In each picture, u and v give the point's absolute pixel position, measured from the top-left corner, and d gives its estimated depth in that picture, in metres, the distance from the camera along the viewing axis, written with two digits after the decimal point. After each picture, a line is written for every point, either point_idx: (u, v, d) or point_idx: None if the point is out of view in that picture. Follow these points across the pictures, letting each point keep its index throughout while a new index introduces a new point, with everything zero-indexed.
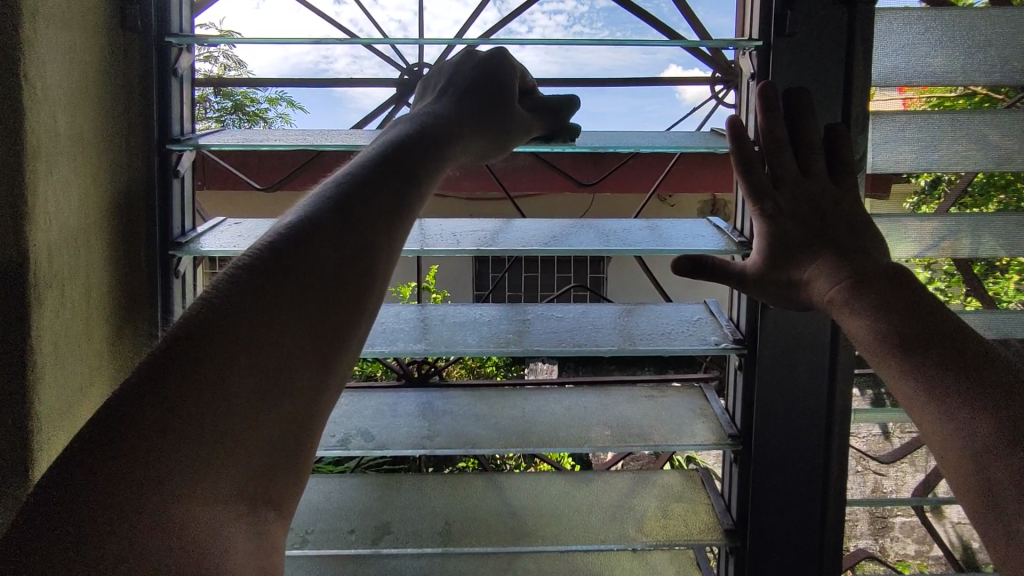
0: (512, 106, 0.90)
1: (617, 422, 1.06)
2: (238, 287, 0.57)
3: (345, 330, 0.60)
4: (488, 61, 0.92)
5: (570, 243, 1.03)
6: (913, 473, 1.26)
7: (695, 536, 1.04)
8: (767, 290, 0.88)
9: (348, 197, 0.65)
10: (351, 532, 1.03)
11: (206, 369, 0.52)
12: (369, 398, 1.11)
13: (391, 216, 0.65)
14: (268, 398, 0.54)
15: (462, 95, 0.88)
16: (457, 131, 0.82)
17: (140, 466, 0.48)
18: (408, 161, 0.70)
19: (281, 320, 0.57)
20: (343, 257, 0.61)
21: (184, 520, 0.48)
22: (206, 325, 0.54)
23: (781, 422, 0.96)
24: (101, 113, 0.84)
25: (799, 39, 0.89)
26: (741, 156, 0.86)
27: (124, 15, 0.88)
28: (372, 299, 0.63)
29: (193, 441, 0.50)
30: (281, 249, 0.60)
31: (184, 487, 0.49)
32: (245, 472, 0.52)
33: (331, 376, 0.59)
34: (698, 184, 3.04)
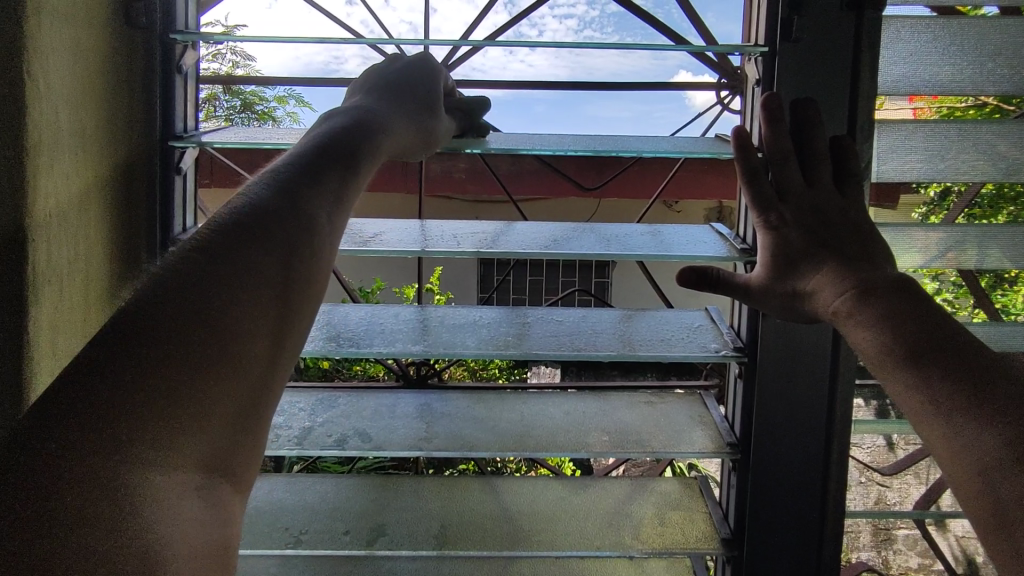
0: (438, 105, 0.94)
1: (615, 428, 1.05)
2: (192, 269, 0.60)
3: (295, 309, 0.65)
4: (413, 63, 0.97)
5: (571, 247, 1.02)
6: (917, 486, 1.25)
7: (692, 544, 1.03)
8: (773, 303, 0.86)
9: (286, 188, 0.69)
10: (346, 534, 1.02)
11: (162, 343, 0.55)
12: (368, 399, 1.11)
13: (332, 205, 0.71)
14: (221, 369, 0.57)
15: (390, 94, 0.92)
16: (391, 125, 0.85)
17: (96, 435, 0.50)
18: (344, 154, 0.75)
19: (231, 297, 0.60)
20: (287, 239, 0.66)
21: (141, 487, 0.50)
22: (160, 305, 0.57)
23: (781, 431, 0.95)
24: (103, 109, 0.85)
25: (805, 45, 0.89)
26: (746, 166, 0.86)
27: (130, 11, 0.88)
28: (319, 281, 0.68)
29: (149, 410, 0.52)
30: (229, 236, 0.64)
31: (139, 455, 0.51)
32: (201, 443, 0.55)
33: (281, 352, 0.63)
34: (704, 189, 3.03)
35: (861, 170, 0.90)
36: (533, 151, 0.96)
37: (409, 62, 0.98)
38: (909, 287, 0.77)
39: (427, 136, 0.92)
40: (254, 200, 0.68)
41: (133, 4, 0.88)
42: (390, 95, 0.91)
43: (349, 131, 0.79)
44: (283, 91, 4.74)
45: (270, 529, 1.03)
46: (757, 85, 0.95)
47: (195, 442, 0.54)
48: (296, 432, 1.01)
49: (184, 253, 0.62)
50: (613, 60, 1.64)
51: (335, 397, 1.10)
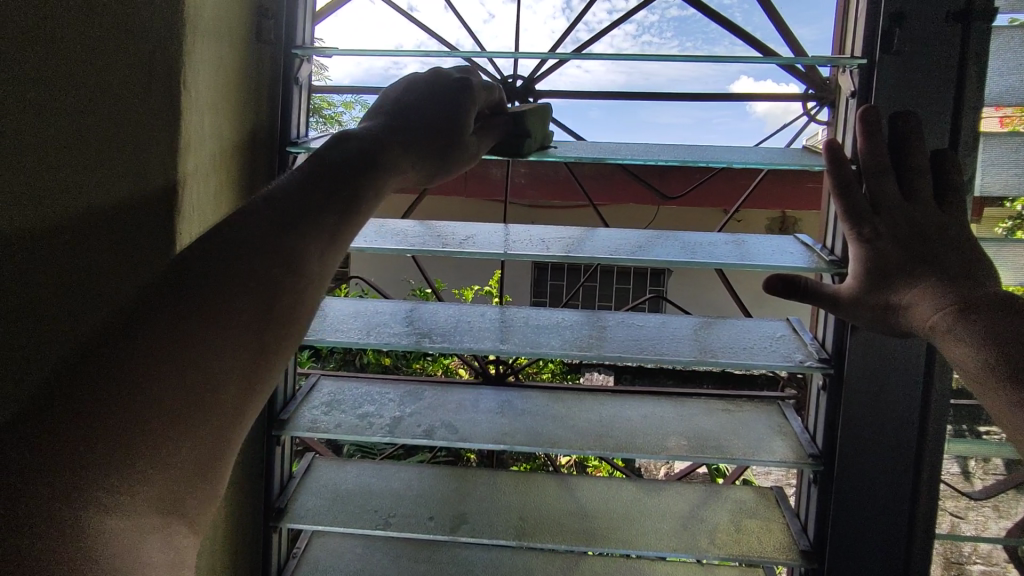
0: (463, 131, 0.83)
1: (693, 434, 1.07)
2: (165, 300, 0.60)
3: (271, 356, 0.65)
4: (437, 82, 0.85)
5: (654, 253, 1.05)
6: (995, 519, 1.15)
7: (770, 553, 1.02)
8: (863, 315, 0.86)
9: (275, 221, 0.67)
10: (431, 519, 1.07)
11: (128, 381, 0.56)
12: (452, 393, 1.16)
13: (326, 243, 0.69)
14: (186, 416, 0.59)
15: (407, 114, 0.81)
16: (388, 159, 0.75)
17: (56, 471, 0.52)
18: (339, 187, 0.70)
19: (204, 339, 0.60)
20: (272, 280, 0.65)
21: (93, 528, 0.53)
22: (132, 330, 0.58)
23: (867, 444, 0.95)
24: (234, 118, 0.94)
25: (905, 58, 0.89)
26: (838, 177, 0.85)
27: (260, 31, 0.98)
28: (300, 325, 0.67)
29: (105, 454, 0.54)
30: (208, 266, 0.63)
31: (95, 496, 0.53)
32: (158, 484, 0.57)
33: (253, 393, 0.64)
34: (770, 201, 2.97)
35: (963, 184, 0.89)
36: (622, 160, 1.00)
37: (447, 75, 0.86)
38: (1014, 305, 0.75)
39: (443, 168, 0.82)
40: (241, 226, 0.66)
41: (263, 23, 0.98)
42: (404, 120, 0.80)
43: (354, 159, 0.72)
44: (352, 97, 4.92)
45: (360, 510, 1.09)
46: (851, 96, 0.95)
47: (151, 484, 0.57)
48: (387, 421, 1.07)
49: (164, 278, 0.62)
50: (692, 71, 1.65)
51: (421, 391, 1.17)
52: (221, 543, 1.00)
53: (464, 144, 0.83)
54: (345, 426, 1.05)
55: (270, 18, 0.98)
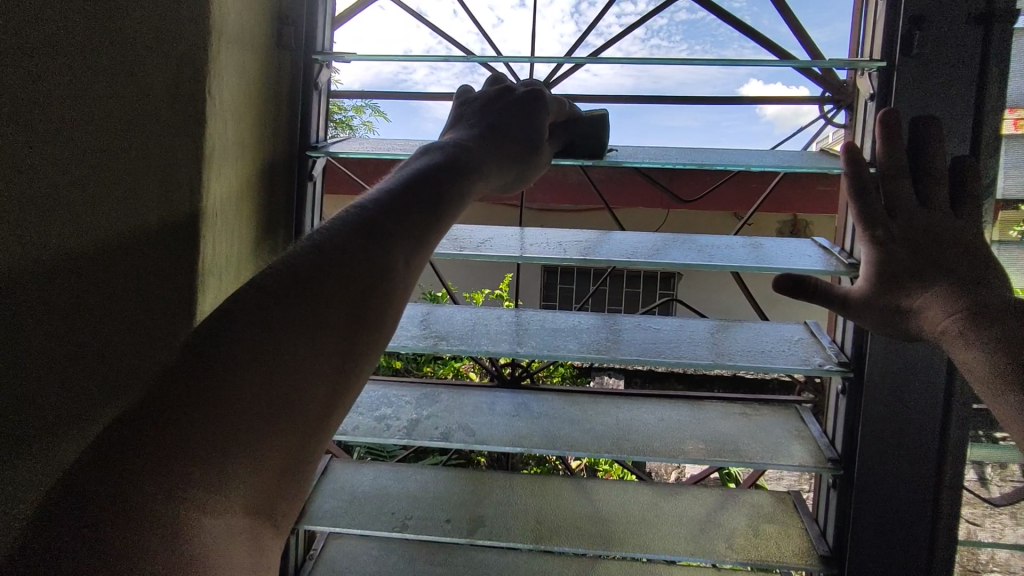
0: (538, 145, 0.90)
1: (711, 438, 1.06)
2: (263, 303, 0.59)
3: (358, 363, 0.61)
4: (524, 100, 0.93)
5: (671, 256, 1.04)
6: (1013, 528, 1.12)
7: (788, 558, 1.02)
8: (870, 317, 0.84)
9: (373, 220, 0.66)
10: (448, 522, 1.08)
11: (223, 381, 0.54)
12: (467, 396, 1.17)
13: (413, 250, 0.67)
14: (276, 421, 0.56)
15: (492, 127, 0.88)
16: (481, 166, 0.80)
17: (153, 472, 0.50)
18: (434, 193, 0.71)
19: (293, 342, 0.58)
20: (362, 285, 0.62)
21: (190, 525, 0.50)
22: (234, 330, 0.57)
23: (887, 449, 0.94)
24: (255, 122, 0.95)
25: (925, 60, 0.88)
26: (856, 180, 0.84)
27: (281, 37, 0.99)
28: (387, 331, 0.64)
29: (206, 451, 0.52)
30: (308, 271, 0.62)
31: (189, 493, 0.50)
32: (249, 488, 0.54)
33: (340, 401, 0.60)
34: (783, 203, 2.96)
35: (983, 188, 0.89)
36: (638, 163, 1.00)
37: (519, 94, 0.94)
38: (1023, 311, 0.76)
39: (522, 174, 0.89)
40: (337, 232, 0.65)
41: (284, 30, 0.99)
42: (492, 133, 0.87)
43: (440, 169, 0.74)
44: (361, 101, 4.93)
45: (376, 513, 1.10)
46: (870, 99, 0.95)
47: (242, 486, 0.54)
48: (404, 423, 1.08)
49: (257, 282, 0.61)
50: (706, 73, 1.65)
51: (437, 393, 1.17)
52: None
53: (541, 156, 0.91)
54: (363, 429, 1.06)
55: (291, 24, 1.00)
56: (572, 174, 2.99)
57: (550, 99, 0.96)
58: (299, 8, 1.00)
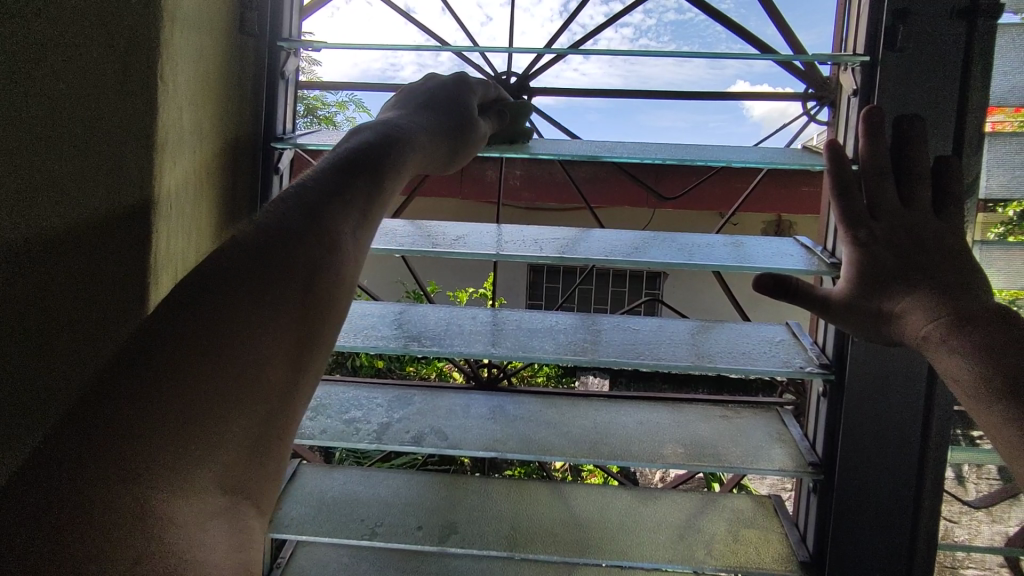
0: (475, 118, 0.87)
1: (690, 441, 1.04)
2: (224, 274, 0.55)
3: (322, 327, 0.59)
4: (459, 80, 0.90)
5: (650, 255, 1.01)
6: (989, 524, 1.10)
7: (768, 564, 1.00)
8: (852, 320, 0.81)
9: (308, 198, 0.62)
10: (420, 529, 1.04)
11: (176, 357, 0.49)
12: (442, 398, 1.13)
13: (358, 219, 0.64)
14: (242, 391, 0.52)
15: (425, 105, 0.84)
16: (418, 141, 0.76)
17: (111, 453, 0.45)
18: (372, 170, 0.67)
19: (253, 309, 0.54)
20: (311, 253, 0.59)
21: (156, 515, 0.45)
22: (193, 299, 0.53)
23: (870, 453, 0.92)
24: (214, 111, 0.90)
25: (909, 55, 0.86)
26: (838, 179, 0.82)
27: (244, 22, 0.95)
28: (346, 293, 0.62)
29: (169, 426, 0.47)
30: (261, 241, 0.58)
31: (150, 483, 0.46)
32: (219, 462, 0.50)
33: (304, 368, 0.57)
34: (767, 204, 2.95)
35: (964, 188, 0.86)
36: (616, 158, 0.97)
37: (444, 75, 0.90)
38: (1006, 318, 0.73)
39: (458, 152, 0.84)
40: (271, 213, 0.60)
41: (247, 15, 0.95)
42: (427, 109, 0.83)
43: (371, 145, 0.69)
44: (345, 96, 4.86)
45: (346, 520, 1.06)
46: (852, 95, 0.93)
47: (213, 471, 0.49)
48: (375, 427, 1.04)
49: (216, 254, 0.57)
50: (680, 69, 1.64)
51: (411, 396, 1.13)
52: None
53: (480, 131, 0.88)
54: (331, 432, 1.02)
55: (254, 9, 0.96)
56: (556, 173, 2.96)
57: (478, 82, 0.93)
58: None
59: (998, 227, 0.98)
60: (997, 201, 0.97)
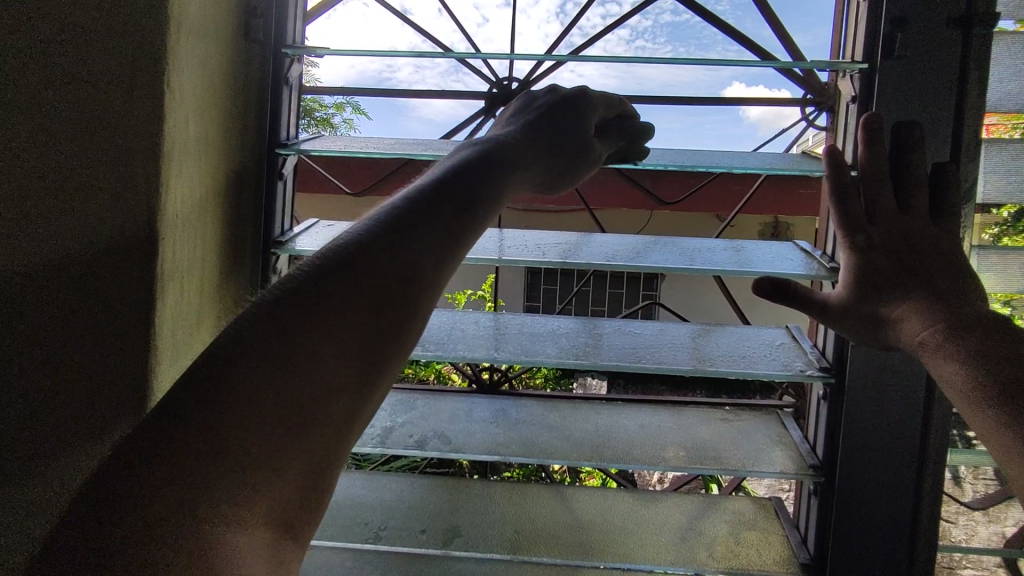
0: (590, 139, 0.83)
1: (691, 444, 1.05)
2: (292, 308, 0.53)
3: (386, 363, 0.56)
4: (576, 98, 0.86)
5: (651, 259, 1.02)
6: (986, 524, 1.11)
7: (768, 566, 1.01)
8: (850, 324, 0.82)
9: (400, 222, 0.59)
10: (423, 533, 1.04)
11: (235, 399, 0.50)
12: (445, 402, 1.14)
13: (441, 252, 0.60)
14: (298, 435, 0.51)
15: (539, 125, 0.82)
16: (519, 164, 0.73)
17: (165, 488, 0.47)
18: (466, 200, 0.63)
19: (319, 349, 0.53)
20: (387, 287, 0.56)
21: (207, 548, 0.47)
22: (257, 335, 0.52)
23: (869, 456, 0.93)
24: (219, 119, 0.91)
25: (907, 63, 0.87)
26: (838, 185, 0.83)
27: (248, 29, 0.95)
28: (418, 329, 0.58)
29: (221, 466, 0.48)
30: (334, 270, 0.56)
31: (201, 516, 0.47)
32: (269, 502, 0.51)
33: (364, 410, 0.55)
34: (765, 206, 2.97)
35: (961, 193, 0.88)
36: (618, 164, 0.98)
37: (564, 91, 0.88)
38: (1003, 323, 0.74)
39: (567, 175, 0.81)
40: (361, 235, 0.58)
41: (252, 22, 0.96)
42: (536, 129, 0.81)
43: (473, 168, 0.66)
44: (343, 98, 4.88)
45: (349, 523, 1.06)
46: (851, 101, 0.94)
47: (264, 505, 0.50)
48: (378, 431, 1.04)
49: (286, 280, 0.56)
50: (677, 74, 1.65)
51: (413, 399, 1.14)
52: None
53: (596, 155, 0.84)
54: None
55: (258, 16, 0.96)
56: None
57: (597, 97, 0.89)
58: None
59: (991, 228, 1.00)
60: (993, 205, 0.99)
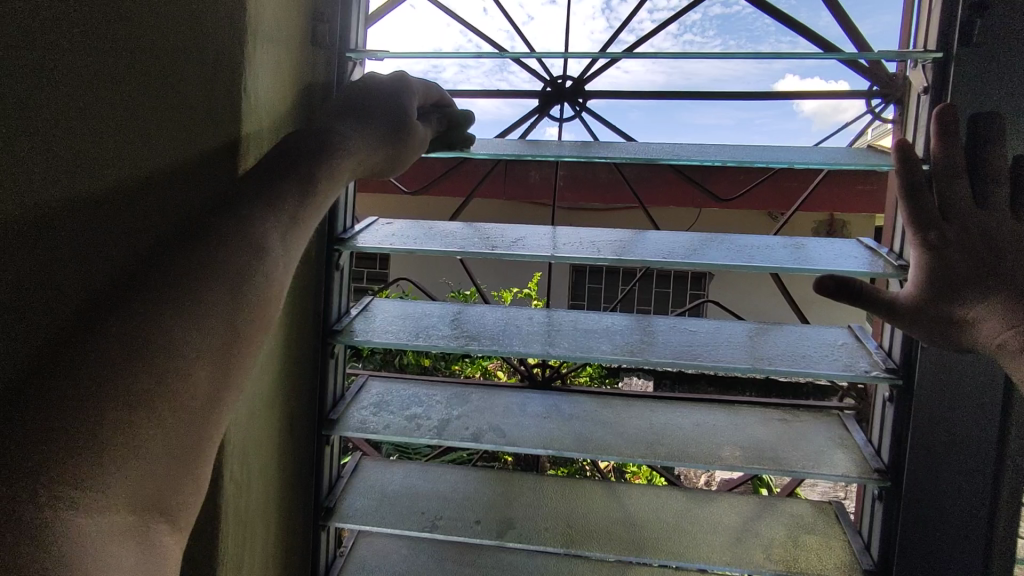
0: (411, 117, 0.87)
1: (749, 443, 1.03)
2: (143, 286, 0.56)
3: (256, 333, 0.62)
4: (394, 85, 0.89)
5: (707, 256, 1.01)
6: None
7: (829, 571, 0.98)
8: (922, 325, 0.79)
9: (238, 196, 0.66)
10: (478, 523, 1.06)
11: (85, 373, 0.50)
12: (498, 396, 1.16)
13: (292, 222, 0.68)
14: (158, 405, 0.52)
15: (360, 111, 0.83)
16: (340, 142, 0.76)
17: (21, 467, 0.46)
18: (291, 173, 0.70)
19: (176, 319, 0.55)
20: (242, 256, 0.62)
21: (56, 531, 0.45)
22: (106, 314, 0.53)
23: (940, 460, 0.90)
24: (289, 123, 0.95)
25: (988, 51, 0.83)
26: (907, 179, 0.80)
27: (316, 35, 0.99)
28: (272, 300, 0.64)
29: (74, 439, 0.48)
30: (189, 247, 0.60)
31: (60, 504, 0.46)
32: (131, 484, 0.50)
33: (224, 385, 0.58)
34: (820, 205, 2.88)
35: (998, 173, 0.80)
36: (675, 160, 0.96)
37: (381, 78, 0.89)
38: None
39: (397, 157, 0.84)
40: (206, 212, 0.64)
41: (319, 27, 0.99)
42: (352, 113, 0.83)
43: (300, 147, 0.73)
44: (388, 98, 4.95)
45: (406, 512, 1.09)
46: (923, 93, 0.90)
47: (127, 484, 0.50)
48: (435, 423, 1.07)
49: (141, 269, 0.58)
50: (729, 70, 1.61)
51: (468, 393, 1.17)
52: (273, 539, 1.02)
53: (418, 136, 0.87)
54: (393, 428, 1.06)
55: (324, 22, 1.00)
56: (602, 172, 2.95)
57: (417, 87, 0.93)
58: (333, 6, 1.01)
59: None
60: None
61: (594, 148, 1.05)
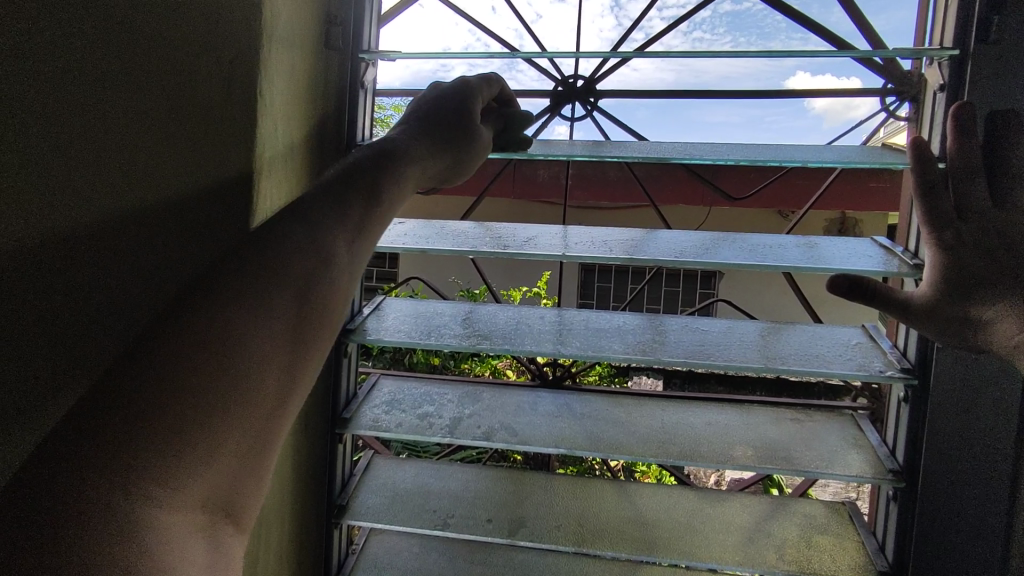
0: (472, 121, 0.87)
1: (761, 443, 1.03)
2: (214, 290, 0.57)
3: (318, 340, 0.63)
4: (457, 89, 0.89)
5: (719, 256, 1.01)
6: None
7: (842, 571, 0.98)
8: (937, 325, 0.78)
9: (304, 204, 0.68)
10: (489, 522, 1.07)
11: (160, 378, 0.51)
12: (510, 395, 1.16)
13: (354, 232, 0.69)
14: (229, 408, 0.54)
15: (426, 117, 0.85)
16: (407, 151, 0.78)
17: (99, 468, 0.47)
18: (363, 181, 0.72)
19: (247, 325, 0.57)
20: (306, 265, 0.64)
21: (134, 532, 0.46)
22: (177, 319, 0.54)
23: (956, 461, 0.89)
24: (303, 123, 0.96)
25: (1005, 48, 0.83)
26: (923, 178, 0.79)
27: (329, 37, 1.00)
28: (335, 306, 0.66)
29: (152, 441, 0.49)
30: (254, 253, 0.62)
31: (140, 502, 0.47)
32: (204, 484, 0.52)
33: (291, 390, 0.60)
34: (832, 203, 2.85)
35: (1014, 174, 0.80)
36: (687, 159, 0.96)
37: (444, 84, 0.91)
38: None
39: (459, 163, 0.85)
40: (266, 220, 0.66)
41: (331, 30, 1.00)
42: (419, 121, 0.85)
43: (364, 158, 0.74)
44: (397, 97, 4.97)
45: (418, 510, 1.10)
46: (938, 90, 0.89)
47: (199, 484, 0.51)
48: (447, 422, 1.07)
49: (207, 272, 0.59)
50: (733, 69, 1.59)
51: (479, 392, 1.17)
52: (287, 536, 1.03)
53: (480, 140, 0.87)
54: (405, 426, 1.07)
55: (337, 24, 1.01)
56: (612, 171, 2.95)
57: (479, 87, 0.92)
58: (346, 8, 1.01)
59: None
60: None
61: (605, 147, 1.05)
